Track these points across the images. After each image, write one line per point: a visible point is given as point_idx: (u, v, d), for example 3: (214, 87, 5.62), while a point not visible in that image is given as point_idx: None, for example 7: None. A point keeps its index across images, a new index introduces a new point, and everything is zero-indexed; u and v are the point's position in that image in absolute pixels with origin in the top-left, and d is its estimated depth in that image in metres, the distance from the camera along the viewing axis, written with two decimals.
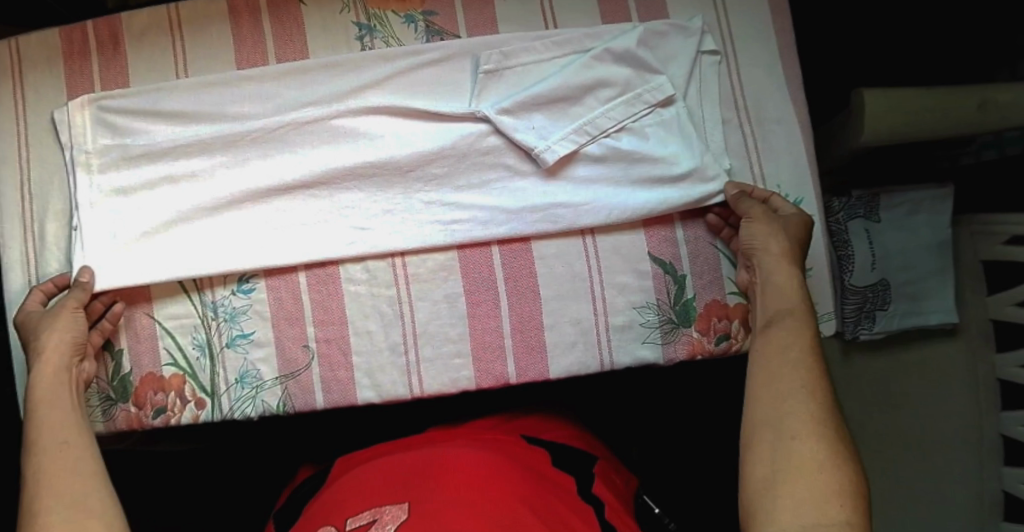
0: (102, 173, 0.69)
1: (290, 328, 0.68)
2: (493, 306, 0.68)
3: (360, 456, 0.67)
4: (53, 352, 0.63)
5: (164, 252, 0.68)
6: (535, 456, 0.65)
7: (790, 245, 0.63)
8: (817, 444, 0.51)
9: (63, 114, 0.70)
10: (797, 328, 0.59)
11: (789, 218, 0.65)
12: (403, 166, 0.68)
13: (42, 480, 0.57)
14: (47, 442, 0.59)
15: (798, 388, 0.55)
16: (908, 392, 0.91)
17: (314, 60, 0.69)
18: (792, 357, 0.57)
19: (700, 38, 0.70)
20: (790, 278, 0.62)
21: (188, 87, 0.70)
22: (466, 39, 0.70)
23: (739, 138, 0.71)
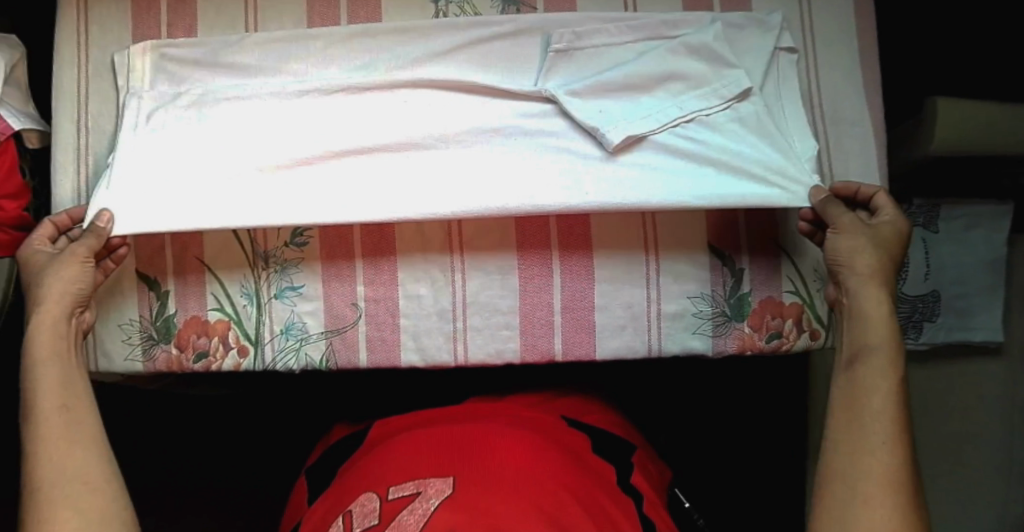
0: (147, 117, 0.68)
1: (340, 284, 0.68)
2: (546, 282, 0.67)
3: (397, 422, 0.67)
4: (54, 305, 0.62)
5: (191, 201, 0.65)
6: (573, 438, 0.64)
7: (883, 261, 0.60)
8: (892, 513, 0.51)
9: (123, 56, 0.70)
10: (886, 370, 0.57)
11: (880, 229, 0.61)
12: (456, 139, 0.65)
13: (42, 450, 0.57)
14: (48, 406, 0.59)
15: (879, 445, 0.54)
16: (943, 410, 0.90)
17: (383, 25, 0.68)
18: (876, 405, 0.56)
19: (778, 34, 0.68)
20: (880, 303, 0.59)
21: (256, 44, 0.69)
22: (539, 15, 0.68)
23: (811, 135, 0.69)
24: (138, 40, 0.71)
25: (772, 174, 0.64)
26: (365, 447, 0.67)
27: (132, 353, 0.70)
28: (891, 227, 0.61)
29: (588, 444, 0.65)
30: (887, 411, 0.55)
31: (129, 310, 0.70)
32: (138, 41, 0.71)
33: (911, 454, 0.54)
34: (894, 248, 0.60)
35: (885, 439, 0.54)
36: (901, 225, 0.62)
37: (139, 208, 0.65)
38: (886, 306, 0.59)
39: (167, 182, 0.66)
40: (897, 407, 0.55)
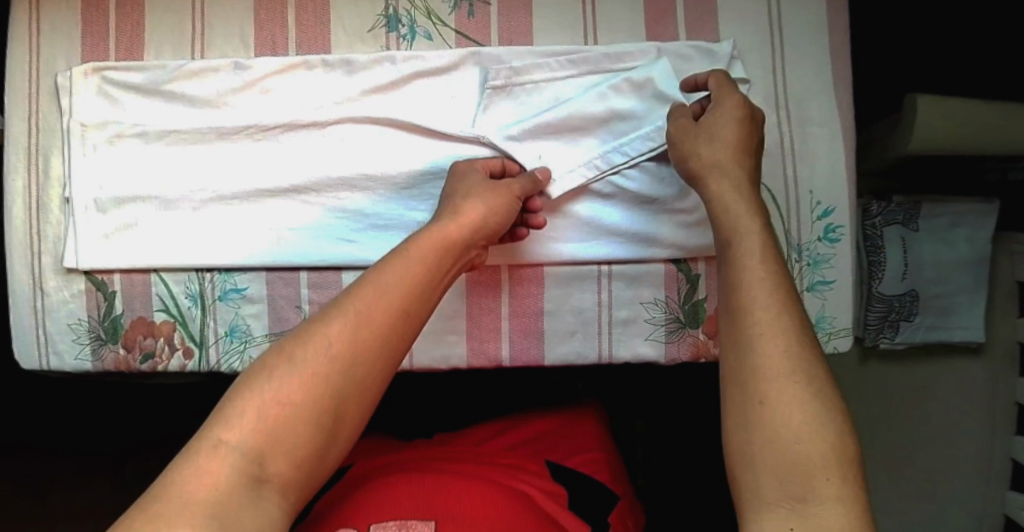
0: (96, 146, 0.69)
1: (284, 287, 0.67)
2: (494, 286, 0.65)
3: (375, 468, 0.68)
4: (467, 220, 0.55)
5: (154, 239, 0.68)
6: (540, 490, 0.63)
7: (725, 147, 0.56)
8: (794, 409, 0.43)
9: (66, 78, 0.69)
10: (753, 253, 0.49)
11: (711, 116, 0.58)
12: (393, 182, 0.65)
13: (343, 327, 0.48)
14: (370, 290, 0.50)
15: (761, 335, 0.46)
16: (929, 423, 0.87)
17: (320, 57, 0.67)
18: (752, 285, 0.48)
19: (728, 63, 0.65)
20: (728, 189, 0.54)
21: (197, 69, 0.68)
22: (479, 47, 0.66)
23: (776, 137, 0.66)
24: (87, 36, 0.70)
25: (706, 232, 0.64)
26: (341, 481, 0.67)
27: (82, 353, 0.70)
28: (723, 110, 0.57)
29: (559, 499, 0.64)
30: (766, 297, 0.47)
31: (78, 309, 0.70)
32: (87, 37, 0.70)
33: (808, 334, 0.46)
34: (734, 132, 0.56)
35: (767, 328, 0.46)
36: (729, 99, 0.58)
37: (100, 248, 0.68)
38: (736, 192, 0.53)
39: (124, 220, 0.68)
40: (772, 292, 0.47)
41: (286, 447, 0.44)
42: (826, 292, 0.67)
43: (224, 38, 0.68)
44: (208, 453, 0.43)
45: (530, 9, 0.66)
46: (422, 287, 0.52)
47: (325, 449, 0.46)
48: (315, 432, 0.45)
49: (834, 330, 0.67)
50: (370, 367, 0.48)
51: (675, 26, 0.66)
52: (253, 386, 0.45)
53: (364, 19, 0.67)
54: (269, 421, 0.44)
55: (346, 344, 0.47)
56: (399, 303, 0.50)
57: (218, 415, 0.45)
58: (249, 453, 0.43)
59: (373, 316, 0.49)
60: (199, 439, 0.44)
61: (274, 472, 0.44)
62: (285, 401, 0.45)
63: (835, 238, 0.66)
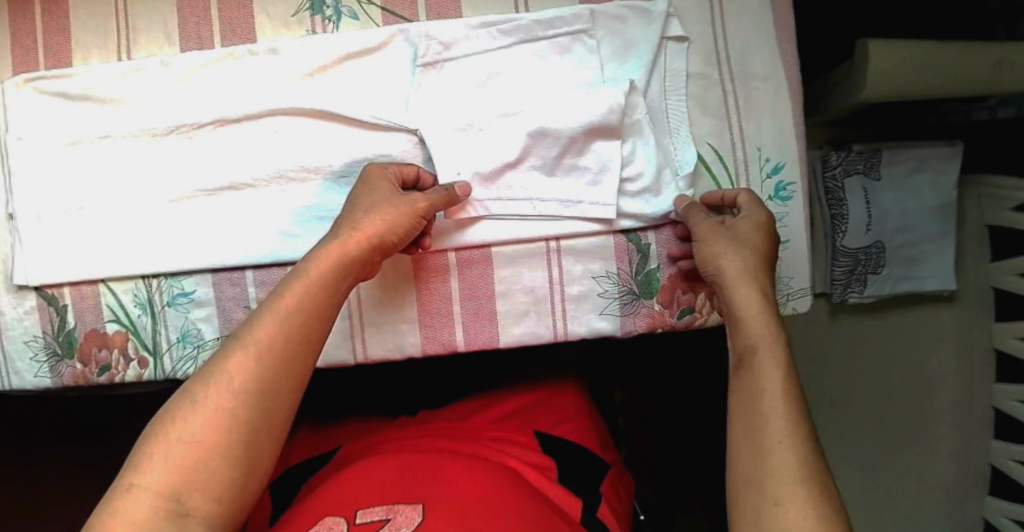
0: (33, 159, 0.68)
1: (230, 288, 0.66)
2: (442, 271, 0.64)
3: (359, 451, 0.66)
4: (366, 236, 0.57)
5: (98, 247, 0.67)
6: (528, 465, 0.62)
7: (756, 254, 0.57)
8: (808, 511, 0.43)
9: None
10: (773, 362, 0.51)
11: (743, 232, 0.59)
12: (333, 172, 0.65)
13: (239, 364, 0.50)
14: (263, 321, 0.52)
15: (777, 443, 0.47)
16: (929, 366, 0.83)
17: (246, 47, 0.65)
18: (769, 394, 0.49)
19: (664, 23, 0.64)
20: (755, 298, 0.55)
21: (125, 73, 0.66)
22: (410, 24, 0.64)
23: (719, 95, 0.65)
24: (16, 48, 0.68)
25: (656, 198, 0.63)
26: (327, 468, 0.66)
27: (40, 369, 0.69)
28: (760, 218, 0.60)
29: (551, 473, 0.62)
30: (780, 407, 0.48)
31: (32, 326, 0.69)
32: (15, 49, 0.68)
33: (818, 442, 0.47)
34: (761, 240, 0.58)
35: (780, 433, 0.47)
36: (759, 220, 0.59)
37: (46, 262, 0.67)
38: (765, 300, 0.55)
39: (67, 232, 0.68)
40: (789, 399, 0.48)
41: (204, 481, 0.47)
42: (780, 251, 0.65)
43: (151, 37, 0.67)
44: (123, 498, 0.45)
45: None
46: (318, 313, 0.54)
47: (245, 476, 0.48)
48: (227, 463, 0.48)
49: (791, 290, 0.66)
50: (276, 395, 0.51)
51: None
52: (161, 429, 0.48)
53: (288, 3, 0.66)
54: (180, 460, 0.47)
55: (247, 375, 0.50)
56: (294, 331, 0.52)
57: (130, 463, 0.47)
58: (164, 493, 0.46)
59: (268, 348, 0.51)
60: (116, 486, 0.46)
61: (195, 506, 0.46)
62: (194, 440, 0.47)
63: (787, 197, 0.65)
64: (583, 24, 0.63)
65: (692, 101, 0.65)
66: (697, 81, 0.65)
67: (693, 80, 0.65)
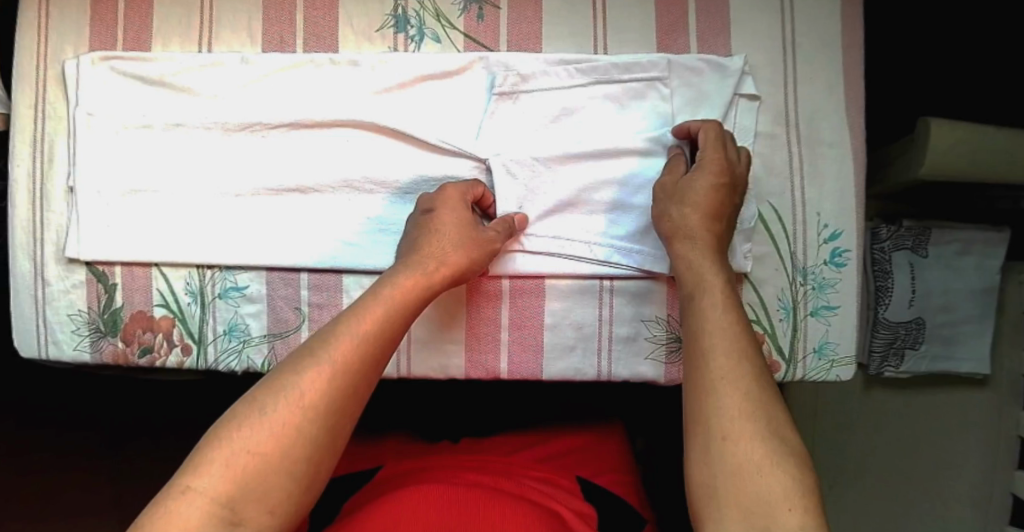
0: (100, 136, 0.69)
1: (284, 288, 0.67)
2: (495, 297, 0.65)
3: (404, 473, 0.66)
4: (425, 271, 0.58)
5: (155, 231, 0.68)
6: (573, 512, 0.61)
7: (700, 213, 0.59)
8: (756, 444, 0.47)
9: (73, 67, 0.69)
10: (715, 307, 0.55)
11: (692, 184, 0.59)
12: (398, 187, 0.66)
13: (304, 383, 0.50)
14: (331, 344, 0.52)
15: (720, 380, 0.50)
16: (950, 446, 0.83)
17: (327, 56, 0.67)
18: (719, 339, 0.52)
19: (739, 80, 0.65)
20: (698, 254, 0.58)
21: (201, 64, 0.67)
22: (492, 54, 0.66)
23: (785, 156, 0.66)
24: (96, 26, 0.70)
25: None
26: (371, 485, 0.67)
27: (82, 344, 0.70)
28: (721, 166, 0.60)
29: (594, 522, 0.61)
30: (720, 345, 0.52)
31: (77, 300, 0.70)
32: (94, 26, 0.70)
33: (762, 375, 0.51)
34: (707, 196, 0.59)
35: (723, 372, 0.51)
36: (709, 172, 0.59)
37: (100, 239, 0.68)
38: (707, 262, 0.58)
39: (126, 212, 0.68)
40: (730, 338, 0.52)
41: (260, 489, 0.47)
42: (829, 317, 0.65)
43: (233, 34, 0.68)
44: (177, 501, 0.46)
45: (540, 17, 0.67)
46: (385, 335, 0.55)
47: (301, 489, 0.49)
48: (287, 475, 0.48)
49: (836, 357, 0.65)
50: (339, 416, 0.51)
51: (687, 42, 0.66)
52: (224, 433, 0.48)
53: (372, 18, 0.67)
54: (239, 469, 0.47)
55: (317, 393, 0.50)
56: (361, 355, 0.53)
57: (188, 465, 0.48)
58: (219, 498, 0.46)
59: (336, 367, 0.51)
60: (169, 486, 0.47)
61: (249, 516, 0.47)
62: (256, 451, 0.48)
63: (841, 263, 0.65)
64: (659, 72, 0.65)
65: (758, 158, 0.66)
66: (765, 140, 0.66)
67: (762, 138, 0.66)
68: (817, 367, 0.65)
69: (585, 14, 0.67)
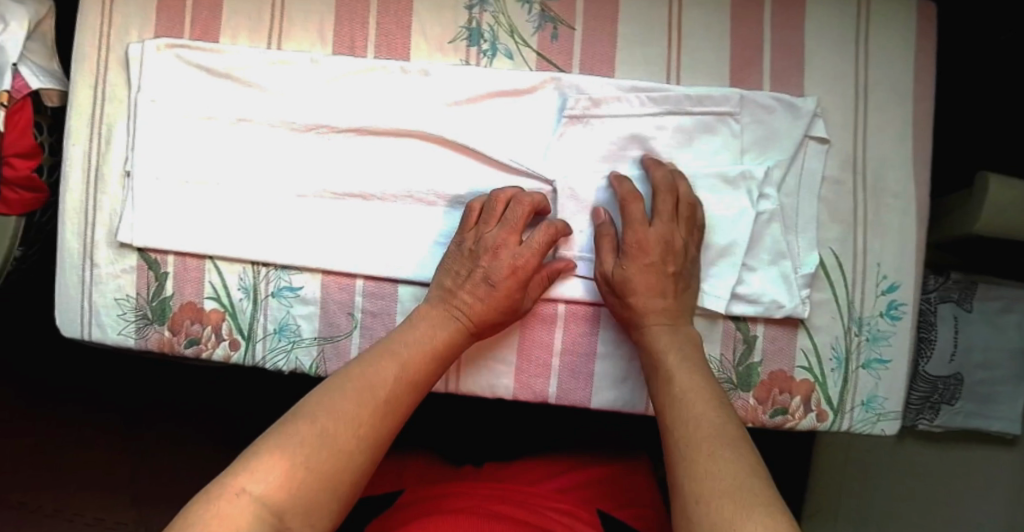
0: (161, 122, 0.68)
1: (339, 293, 0.67)
2: (549, 321, 0.64)
3: (428, 500, 0.67)
4: (453, 331, 0.61)
5: (209, 222, 0.67)
6: None
7: (641, 292, 0.61)
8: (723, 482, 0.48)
9: (138, 50, 0.69)
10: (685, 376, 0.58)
11: (627, 270, 0.61)
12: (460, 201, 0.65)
13: (357, 409, 0.53)
14: (379, 379, 0.56)
15: (699, 432, 0.53)
16: (975, 505, 0.83)
17: (398, 65, 0.66)
18: (697, 404, 0.55)
19: (809, 122, 0.64)
20: (659, 330, 0.61)
21: (268, 60, 0.67)
22: (562, 75, 0.65)
23: (849, 202, 0.65)
24: (165, 13, 0.69)
25: (768, 295, 0.63)
26: (390, 512, 0.67)
27: (127, 330, 0.69)
28: (644, 242, 0.62)
29: None
30: (696, 407, 0.55)
31: (126, 284, 0.69)
32: (164, 14, 0.69)
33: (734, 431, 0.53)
34: (642, 276, 0.61)
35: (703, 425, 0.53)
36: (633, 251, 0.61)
37: (155, 226, 0.68)
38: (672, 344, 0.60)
39: (180, 202, 0.68)
40: (706, 401, 0.55)
41: (307, 504, 0.49)
42: (880, 370, 0.65)
43: (303, 32, 0.68)
44: (229, 498, 0.46)
45: (614, 43, 0.65)
46: (424, 377, 0.58)
47: (339, 508, 0.51)
48: (332, 492, 0.50)
49: (883, 411, 0.65)
50: (382, 444, 0.54)
51: (759, 79, 0.65)
52: (277, 442, 0.50)
53: (444, 29, 0.66)
54: (294, 477, 0.48)
55: (370, 420, 0.53)
56: (405, 392, 0.57)
57: (238, 466, 0.49)
58: (272, 505, 0.47)
59: (385, 405, 0.55)
60: (220, 485, 0.47)
61: (294, 526, 0.48)
62: (312, 463, 0.49)
63: (896, 316, 0.65)
64: (731, 107, 0.63)
65: (823, 203, 0.65)
66: (831, 185, 0.65)
67: (828, 183, 0.65)
68: (863, 419, 0.65)
69: (660, 43, 0.65)
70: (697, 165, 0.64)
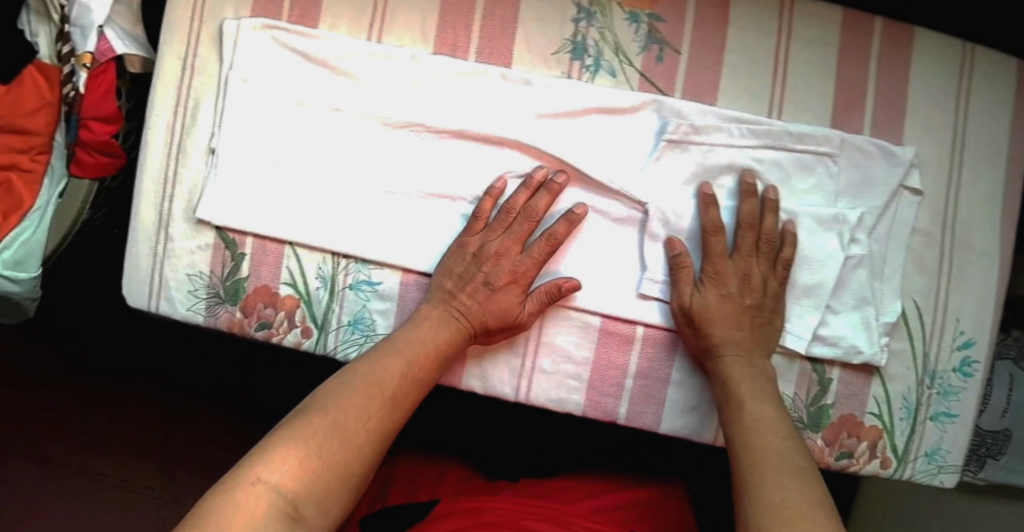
0: (245, 102, 0.66)
1: (417, 291, 0.66)
2: (626, 343, 0.64)
3: (466, 513, 0.67)
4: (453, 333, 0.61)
5: (291, 209, 0.66)
6: None
7: (718, 323, 0.61)
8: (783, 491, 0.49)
9: (232, 28, 0.65)
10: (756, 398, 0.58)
11: (702, 299, 0.61)
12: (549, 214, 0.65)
13: (365, 403, 0.54)
14: (384, 375, 0.56)
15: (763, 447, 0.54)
16: None
17: (500, 71, 0.64)
18: (766, 425, 0.56)
19: (906, 171, 0.64)
20: (734, 360, 0.60)
21: (365, 52, 0.65)
22: (662, 98, 0.64)
23: (935, 256, 0.65)
24: None
25: (847, 340, 0.63)
26: (426, 523, 0.67)
27: (196, 307, 0.68)
28: (724, 272, 0.62)
29: None
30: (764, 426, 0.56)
31: (200, 261, 0.68)
32: None
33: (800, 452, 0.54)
34: (719, 307, 0.61)
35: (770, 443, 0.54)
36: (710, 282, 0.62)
37: (234, 207, 0.66)
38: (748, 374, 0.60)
39: (260, 187, 0.66)
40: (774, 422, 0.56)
41: (320, 495, 0.49)
42: (946, 423, 0.66)
43: (405, 27, 0.66)
44: (247, 488, 0.47)
45: (719, 71, 0.64)
46: (426, 377, 0.59)
47: (347, 501, 0.52)
48: (342, 485, 0.51)
49: (945, 463, 0.66)
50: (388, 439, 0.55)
51: (861, 123, 0.64)
52: (292, 433, 0.50)
53: (550, 40, 0.65)
54: (307, 467, 0.49)
55: (377, 415, 0.54)
56: (409, 390, 0.58)
57: (253, 457, 0.49)
58: (287, 495, 0.48)
59: (393, 401, 0.56)
60: (236, 476, 0.47)
61: (309, 516, 0.48)
62: (323, 455, 0.50)
63: (969, 373, 0.65)
64: (831, 148, 0.63)
65: (910, 253, 0.65)
66: (921, 237, 0.65)
67: (918, 235, 0.65)
68: (924, 470, 0.66)
69: (767, 76, 0.64)
70: (790, 202, 0.63)
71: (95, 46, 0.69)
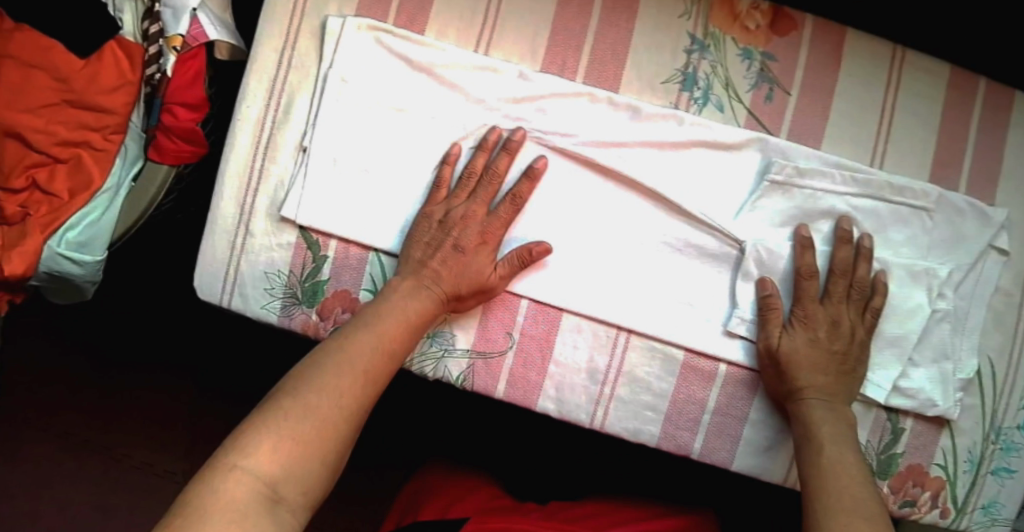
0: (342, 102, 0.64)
1: (502, 313, 0.65)
2: (708, 379, 0.65)
3: None
4: (423, 298, 0.61)
5: (380, 216, 0.65)
6: None
7: (807, 366, 0.61)
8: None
9: (337, 24, 0.65)
10: (830, 438, 0.59)
11: (790, 341, 0.62)
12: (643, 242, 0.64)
13: (337, 378, 0.52)
14: (353, 347, 0.55)
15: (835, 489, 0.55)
16: None
17: (607, 94, 0.64)
18: (842, 468, 0.57)
19: (996, 232, 0.65)
20: (817, 403, 0.61)
21: (472, 64, 0.64)
22: (767, 136, 0.64)
23: (1013, 316, 0.66)
24: None
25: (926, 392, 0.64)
26: None
27: (270, 306, 0.67)
28: (815, 316, 0.62)
29: None
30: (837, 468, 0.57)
31: (279, 260, 0.66)
32: None
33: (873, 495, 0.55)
34: (810, 351, 0.61)
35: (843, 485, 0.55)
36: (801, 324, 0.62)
37: (322, 208, 0.65)
38: (831, 418, 0.60)
39: (349, 189, 0.65)
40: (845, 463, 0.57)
41: (299, 475, 0.47)
42: (1005, 479, 0.67)
43: (514, 44, 0.65)
44: (224, 477, 0.45)
45: (824, 116, 0.65)
46: (393, 343, 0.58)
47: (328, 480, 0.50)
48: (321, 465, 0.49)
49: (999, 516, 0.67)
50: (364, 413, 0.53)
51: (955, 180, 0.65)
52: (268, 418, 0.49)
53: (659, 70, 0.65)
54: (283, 449, 0.47)
55: (351, 389, 0.53)
56: (379, 359, 0.56)
57: (228, 446, 0.47)
58: (265, 478, 0.46)
59: (365, 373, 0.54)
60: (214, 465, 0.46)
61: (290, 498, 0.47)
62: (298, 434, 0.48)
63: None
64: (928, 203, 0.64)
65: (989, 312, 0.66)
66: (1000, 297, 0.66)
67: (999, 295, 0.66)
68: (980, 523, 0.67)
69: (869, 126, 0.65)
70: (884, 253, 0.64)
71: (187, 30, 0.67)
